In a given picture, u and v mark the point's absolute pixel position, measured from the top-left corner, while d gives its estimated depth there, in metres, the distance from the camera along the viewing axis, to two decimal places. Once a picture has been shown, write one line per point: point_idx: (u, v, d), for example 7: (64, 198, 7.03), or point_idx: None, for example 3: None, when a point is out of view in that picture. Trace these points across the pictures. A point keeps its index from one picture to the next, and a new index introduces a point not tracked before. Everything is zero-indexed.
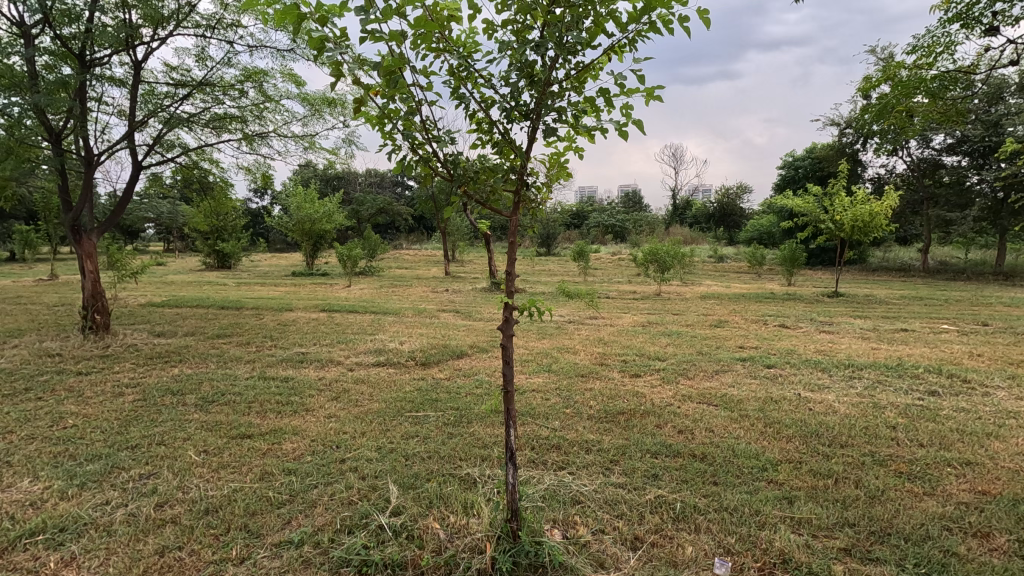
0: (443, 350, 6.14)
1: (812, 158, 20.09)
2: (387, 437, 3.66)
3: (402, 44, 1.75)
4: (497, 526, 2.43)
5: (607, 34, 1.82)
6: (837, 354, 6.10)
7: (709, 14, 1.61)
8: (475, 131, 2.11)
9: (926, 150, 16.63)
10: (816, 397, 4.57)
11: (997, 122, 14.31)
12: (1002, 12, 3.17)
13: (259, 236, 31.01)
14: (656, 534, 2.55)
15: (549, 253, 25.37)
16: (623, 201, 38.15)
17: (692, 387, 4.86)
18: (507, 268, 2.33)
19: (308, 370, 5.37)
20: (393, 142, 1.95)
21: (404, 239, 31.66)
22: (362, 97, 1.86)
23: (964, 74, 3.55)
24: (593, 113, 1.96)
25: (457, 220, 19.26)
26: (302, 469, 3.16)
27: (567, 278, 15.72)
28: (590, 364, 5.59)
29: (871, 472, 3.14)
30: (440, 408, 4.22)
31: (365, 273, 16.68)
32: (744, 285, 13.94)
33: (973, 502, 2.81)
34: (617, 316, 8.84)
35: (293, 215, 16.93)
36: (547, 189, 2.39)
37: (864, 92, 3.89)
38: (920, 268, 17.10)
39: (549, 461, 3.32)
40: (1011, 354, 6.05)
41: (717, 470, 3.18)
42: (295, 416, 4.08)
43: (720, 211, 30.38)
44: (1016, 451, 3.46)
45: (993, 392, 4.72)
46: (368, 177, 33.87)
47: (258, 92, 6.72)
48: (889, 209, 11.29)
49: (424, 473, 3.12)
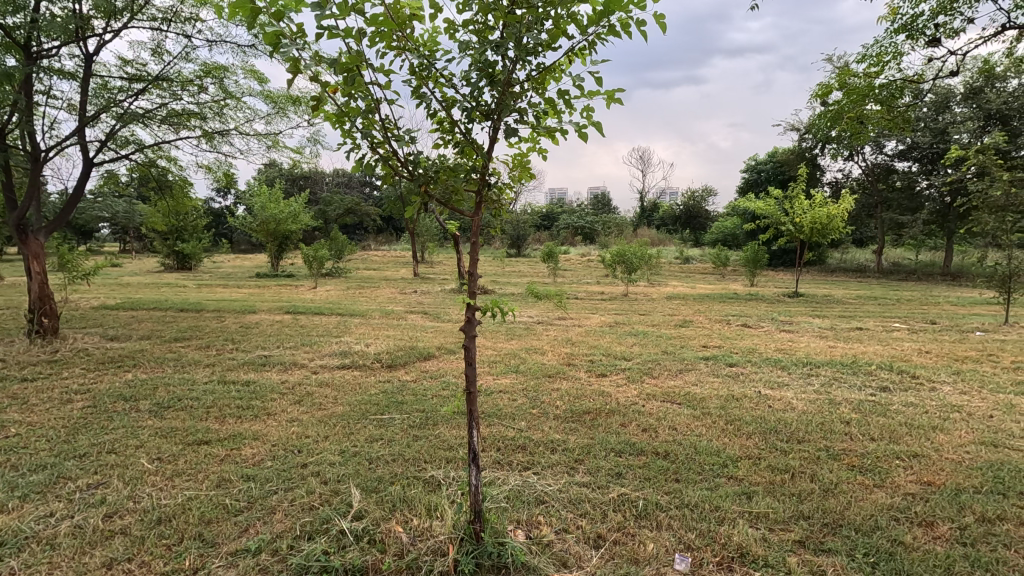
0: (410, 352, 6.10)
1: (775, 162, 20.68)
2: (351, 440, 3.60)
3: (358, 43, 1.74)
4: (460, 529, 2.43)
5: (567, 37, 1.84)
6: (796, 353, 6.27)
7: (666, 19, 1.64)
8: (437, 130, 2.11)
9: (880, 155, 17.31)
10: (775, 394, 4.70)
11: (946, 129, 15.14)
12: (944, 25, 3.34)
13: (222, 237, 30.29)
14: (617, 532, 2.57)
15: (519, 253, 25.47)
16: (592, 203, 38.54)
17: (656, 386, 4.93)
18: (470, 268, 2.31)
19: (270, 374, 5.25)
20: (353, 141, 1.91)
21: (372, 239, 31.26)
22: (320, 95, 1.83)
23: (911, 82, 3.71)
24: (554, 113, 1.97)
25: (426, 220, 19.13)
26: (262, 474, 3.09)
27: (537, 279, 15.80)
28: (557, 365, 5.63)
29: (826, 466, 3.25)
30: (405, 411, 4.18)
31: (332, 274, 16.42)
32: (709, 286, 14.25)
33: (919, 493, 2.93)
34: (585, 317, 8.90)
35: (257, 215, 16.41)
36: (509, 189, 2.41)
37: (819, 99, 4.03)
38: (875, 268, 17.83)
39: (514, 462, 3.32)
40: (956, 351, 6.34)
41: (680, 467, 3.24)
42: (255, 421, 3.98)
43: (687, 212, 30.96)
44: (959, 442, 3.62)
45: (939, 387, 4.93)
46: (336, 177, 33.40)
47: (218, 89, 6.56)
48: (846, 212, 11.68)
49: (387, 477, 3.08)
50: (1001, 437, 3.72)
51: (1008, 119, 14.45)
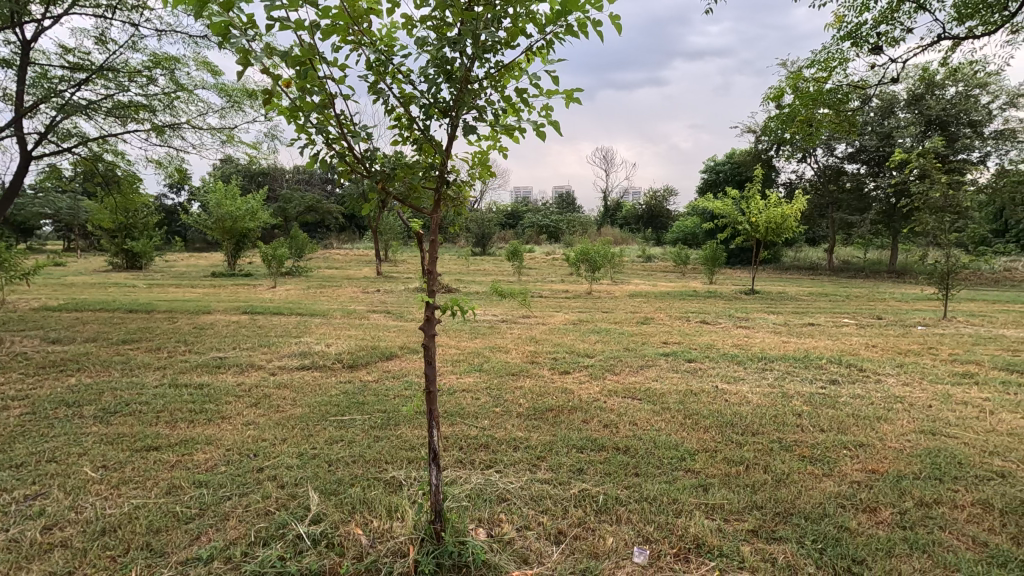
0: (372, 352, 6.02)
1: (733, 163, 21.31)
2: (310, 442, 3.52)
3: (312, 36, 1.69)
4: (421, 529, 2.41)
5: (525, 36, 1.84)
6: (752, 348, 6.48)
7: (621, 20, 1.66)
8: (395, 126, 2.08)
9: (831, 157, 18.01)
10: (732, 389, 4.84)
11: (891, 133, 15.89)
12: (886, 34, 3.50)
13: (175, 235, 29.16)
14: (577, 527, 2.60)
15: (484, 252, 25.41)
16: (557, 202, 38.84)
17: (617, 383, 5.01)
18: (428, 266, 2.29)
19: (225, 376, 5.08)
20: (307, 135, 1.85)
21: (334, 237, 30.63)
22: (272, 89, 1.78)
23: (857, 88, 3.88)
24: (513, 112, 1.98)
25: (389, 219, 18.92)
26: (215, 480, 2.99)
27: (501, 277, 15.81)
28: (521, 363, 5.65)
29: (778, 457, 3.36)
30: (366, 411, 4.12)
31: (292, 274, 16.02)
32: (669, 284, 14.54)
33: (864, 480, 3.06)
34: (548, 315, 8.94)
35: (212, 213, 15.79)
36: (468, 186, 2.40)
37: (773, 102, 4.15)
38: (826, 266, 18.55)
39: (476, 461, 3.30)
40: (900, 345, 6.67)
41: (639, 462, 3.29)
42: (209, 425, 3.85)
43: (649, 212, 31.58)
44: (901, 432, 3.81)
45: (884, 379, 5.18)
46: (297, 174, 32.58)
47: (169, 80, 6.31)
48: (799, 212, 12.10)
49: (347, 478, 3.03)
50: (938, 425, 3.93)
51: (946, 125, 15.32)
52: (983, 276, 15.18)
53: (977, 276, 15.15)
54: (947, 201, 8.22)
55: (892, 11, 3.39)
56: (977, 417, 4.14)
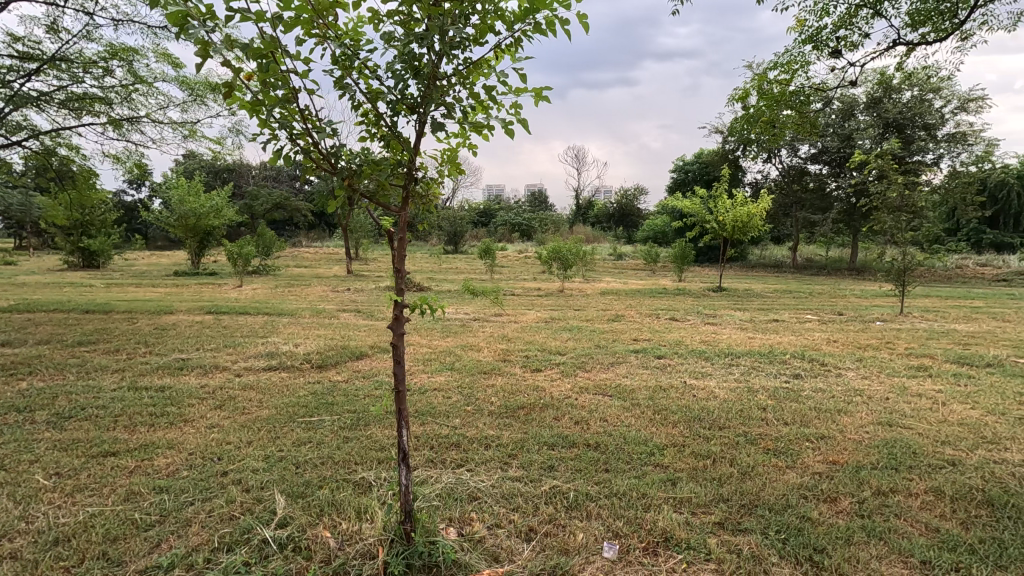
0: (342, 351, 5.93)
1: (701, 163, 21.72)
2: (276, 445, 3.45)
3: (273, 28, 1.64)
4: (391, 529, 2.39)
5: (494, 33, 1.83)
6: (719, 344, 6.62)
7: (589, 19, 1.67)
8: (362, 123, 2.04)
9: (795, 158, 18.49)
10: (700, 384, 4.94)
11: (851, 135, 16.42)
12: (845, 39, 3.61)
13: (135, 232, 28.14)
14: (548, 524, 2.61)
15: (456, 250, 25.28)
16: (530, 201, 38.92)
17: (589, 380, 5.06)
18: (396, 265, 2.25)
19: (188, 378, 4.93)
20: (270, 130, 1.79)
21: (303, 235, 30.03)
22: (232, 82, 1.72)
23: (817, 90, 3.99)
24: (482, 109, 1.97)
25: (359, 217, 18.64)
26: (177, 485, 2.90)
27: (473, 276, 15.76)
28: (493, 361, 5.65)
29: (743, 451, 3.44)
30: (335, 412, 4.06)
31: (259, 272, 15.64)
32: (639, 281, 14.73)
33: (825, 471, 3.16)
34: (521, 313, 8.96)
35: (174, 210, 15.27)
36: (437, 183, 2.38)
37: (737, 102, 4.24)
38: (791, 264, 19.07)
39: (448, 460, 3.28)
40: (860, 340, 6.91)
41: (609, 458, 3.32)
42: (171, 428, 3.73)
43: (620, 211, 31.92)
44: (860, 423, 3.95)
45: (844, 373, 5.36)
46: (264, 170, 31.81)
47: (127, 72, 6.09)
48: (764, 211, 12.39)
49: (315, 480, 2.97)
50: (895, 417, 4.09)
51: (903, 127, 15.92)
52: (937, 273, 15.84)
53: (931, 273, 15.79)
54: (902, 201, 8.65)
55: (850, 16, 3.49)
56: (930, 408, 4.31)
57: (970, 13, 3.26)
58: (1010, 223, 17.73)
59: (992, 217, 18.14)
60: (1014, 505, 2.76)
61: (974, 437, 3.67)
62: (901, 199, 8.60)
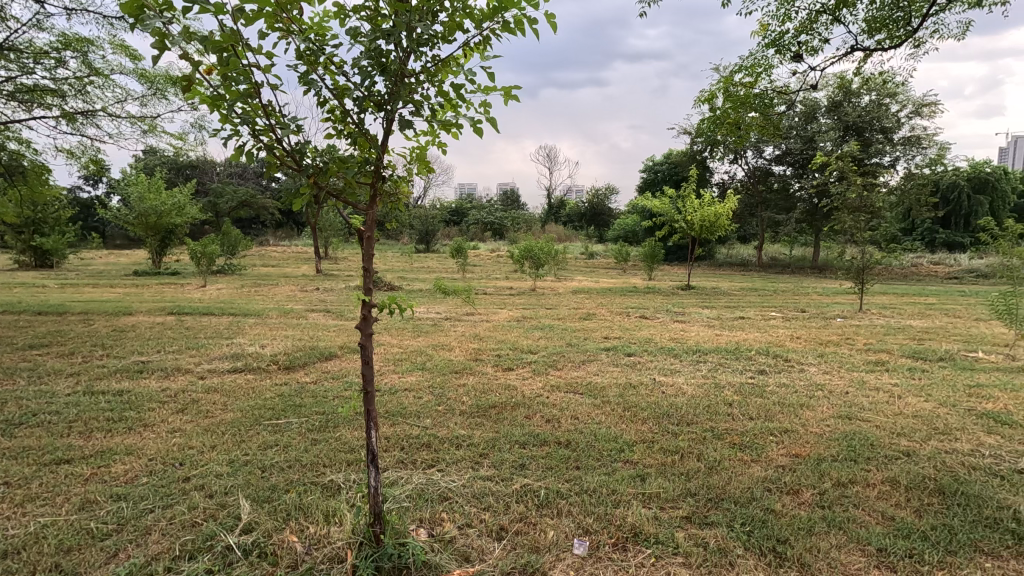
0: (310, 352, 5.82)
1: (670, 163, 22.07)
2: (241, 449, 3.36)
3: (234, 21, 1.59)
4: (360, 532, 2.35)
5: (462, 31, 1.82)
6: (688, 341, 6.74)
7: (557, 19, 1.67)
8: (328, 119, 2.00)
9: (760, 159, 18.96)
10: (668, 380, 5.02)
11: (813, 137, 16.91)
12: (806, 43, 3.71)
13: (92, 230, 27.05)
14: (519, 522, 2.61)
15: (428, 249, 25.08)
16: (502, 200, 38.92)
17: (560, 378, 5.09)
18: (364, 264, 2.22)
19: (148, 381, 4.77)
20: (231, 125, 1.74)
21: (270, 234, 29.38)
22: (191, 76, 1.66)
23: (780, 93, 4.09)
24: (451, 107, 1.95)
25: (329, 215, 18.33)
26: (135, 492, 2.80)
27: (445, 274, 15.67)
28: (464, 360, 5.62)
29: (711, 446, 3.50)
30: (303, 414, 3.98)
31: (224, 272, 15.23)
32: (611, 280, 14.88)
33: (788, 464, 3.25)
34: (493, 312, 8.95)
35: (134, 208, 14.72)
36: (406, 182, 2.35)
37: (704, 103, 4.31)
38: (756, 263, 19.55)
39: (418, 460, 3.26)
40: (821, 336, 7.12)
41: (580, 455, 3.35)
42: (129, 434, 3.60)
43: (591, 210, 32.19)
44: (821, 417, 4.07)
45: (806, 368, 5.52)
46: (229, 167, 30.96)
47: (82, 64, 5.85)
48: (730, 211, 12.65)
49: (282, 484, 2.91)
50: (854, 410, 4.23)
51: (862, 131, 16.48)
52: (894, 271, 16.46)
53: (889, 271, 16.39)
54: (862, 201, 8.94)
55: (810, 21, 3.59)
56: (887, 401, 4.48)
57: (922, 21, 3.39)
58: (961, 223, 18.54)
59: (944, 217, 18.94)
60: (963, 492, 2.88)
61: (927, 428, 3.83)
62: (860, 200, 8.90)
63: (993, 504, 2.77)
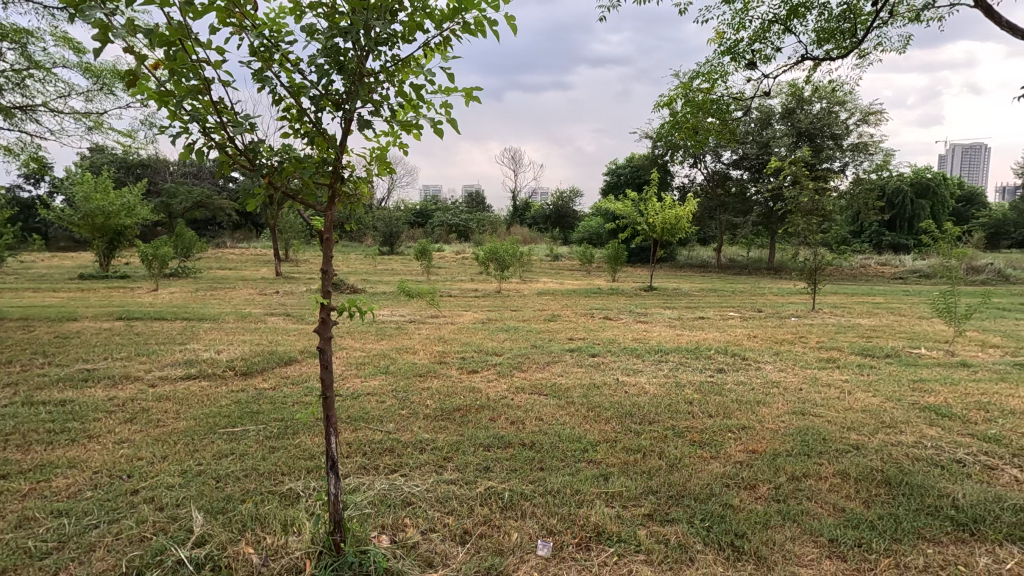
0: (269, 357, 5.66)
1: (633, 167, 22.46)
2: (194, 459, 3.23)
3: (182, 14, 1.54)
4: (320, 540, 2.29)
5: (422, 31, 1.80)
6: (650, 341, 6.86)
7: (516, 21, 1.68)
8: (283, 118, 1.95)
9: (718, 163, 19.49)
10: (631, 380, 5.10)
11: (768, 142, 17.49)
12: (759, 52, 3.84)
13: (33, 232, 25.63)
14: (483, 525, 2.60)
15: (393, 251, 24.76)
16: (467, 201, 38.82)
17: (525, 379, 5.10)
18: (323, 266, 2.16)
19: (94, 390, 4.53)
20: (180, 123, 1.67)
21: (228, 236, 28.48)
22: (137, 70, 1.59)
23: (736, 100, 4.21)
24: (412, 108, 1.93)
25: (289, 216, 17.91)
26: (79, 507, 2.65)
27: (409, 277, 15.50)
28: (428, 363, 5.57)
29: (672, 444, 3.57)
30: (261, 421, 3.86)
31: (177, 275, 14.66)
32: (575, 282, 15.02)
33: (745, 460, 3.34)
34: (458, 314, 8.91)
35: (79, 208, 13.99)
36: (366, 182, 2.31)
37: (662, 108, 4.40)
38: (716, 264, 20.08)
39: (381, 465, 3.21)
40: (776, 335, 7.37)
41: (544, 456, 3.36)
42: (71, 446, 3.41)
43: (556, 212, 32.44)
44: (776, 413, 4.21)
45: (763, 366, 5.70)
46: (183, 167, 29.92)
47: (20, 56, 5.55)
48: (690, 214, 12.95)
49: (237, 494, 2.81)
50: (807, 406, 4.39)
51: (814, 137, 17.15)
52: (844, 272, 17.18)
53: (839, 272, 17.11)
54: (814, 205, 9.28)
55: (764, 30, 3.72)
56: (839, 396, 4.66)
57: (867, 33, 3.56)
58: (905, 226, 19.51)
59: (889, 220, 19.89)
60: (907, 482, 3.02)
61: (875, 422, 4.01)
62: (812, 203, 9.24)
63: (935, 493, 2.91)
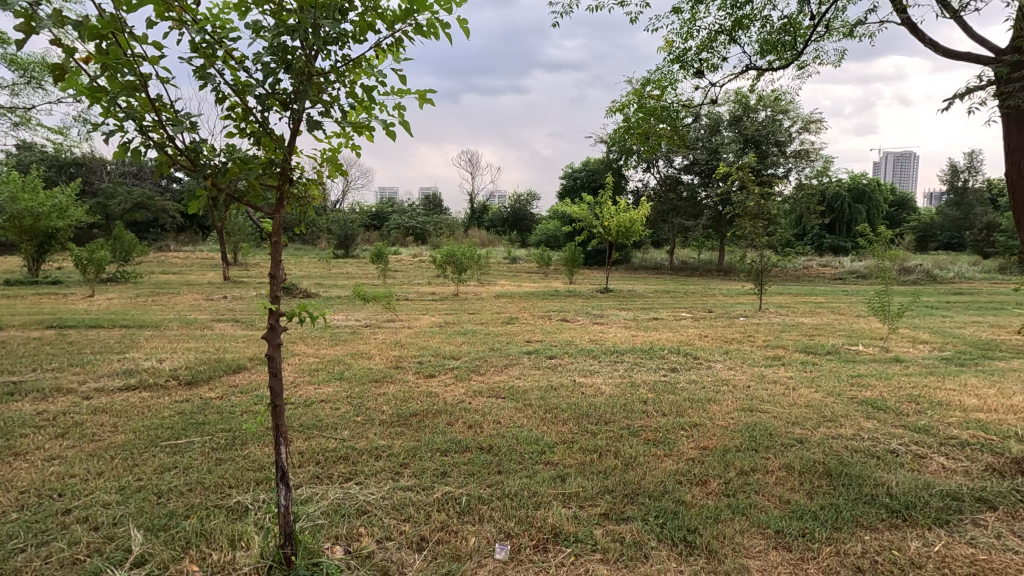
0: (215, 365, 5.42)
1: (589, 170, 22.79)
2: (133, 474, 3.06)
3: (117, 7, 1.46)
4: (269, 555, 2.22)
5: (374, 31, 1.77)
6: (605, 342, 6.98)
7: (469, 24, 1.67)
8: (228, 117, 1.87)
9: (671, 168, 20.02)
10: (588, 381, 5.16)
11: (717, 148, 18.09)
12: (706, 61, 3.97)
13: None
14: (440, 531, 2.57)
15: (348, 254, 24.21)
16: (424, 203, 38.43)
17: (483, 383, 5.09)
18: (271, 271, 2.09)
19: (21, 404, 4.23)
20: (114, 120, 1.57)
21: (171, 239, 27.21)
22: (64, 63, 1.49)
23: (686, 107, 4.34)
24: (364, 108, 1.89)
25: (237, 219, 17.27)
26: (2, 531, 2.46)
27: (365, 280, 15.21)
28: (385, 368, 5.48)
29: (627, 443, 3.63)
30: (207, 432, 3.70)
31: (116, 280, 13.90)
32: (533, 284, 15.10)
33: (698, 457, 3.43)
34: (415, 318, 8.81)
35: (3, 209, 13.04)
36: (316, 184, 2.24)
37: (615, 113, 4.48)
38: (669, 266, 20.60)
39: (334, 474, 3.13)
40: (726, 334, 7.63)
41: (501, 459, 3.36)
42: None
43: (514, 215, 32.55)
44: (726, 410, 4.34)
45: (713, 365, 5.89)
46: (121, 167, 28.36)
47: None
48: (644, 217, 13.23)
49: (181, 510, 2.68)
50: (755, 402, 4.56)
51: (759, 143, 17.86)
52: (788, 273, 17.97)
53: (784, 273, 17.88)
54: (760, 209, 9.63)
55: (710, 40, 3.84)
56: (784, 392, 4.86)
57: (805, 46, 3.74)
58: (843, 229, 20.59)
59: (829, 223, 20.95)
60: (846, 473, 3.18)
61: (817, 416, 4.20)
62: (758, 207, 9.61)
63: (871, 482, 3.08)
